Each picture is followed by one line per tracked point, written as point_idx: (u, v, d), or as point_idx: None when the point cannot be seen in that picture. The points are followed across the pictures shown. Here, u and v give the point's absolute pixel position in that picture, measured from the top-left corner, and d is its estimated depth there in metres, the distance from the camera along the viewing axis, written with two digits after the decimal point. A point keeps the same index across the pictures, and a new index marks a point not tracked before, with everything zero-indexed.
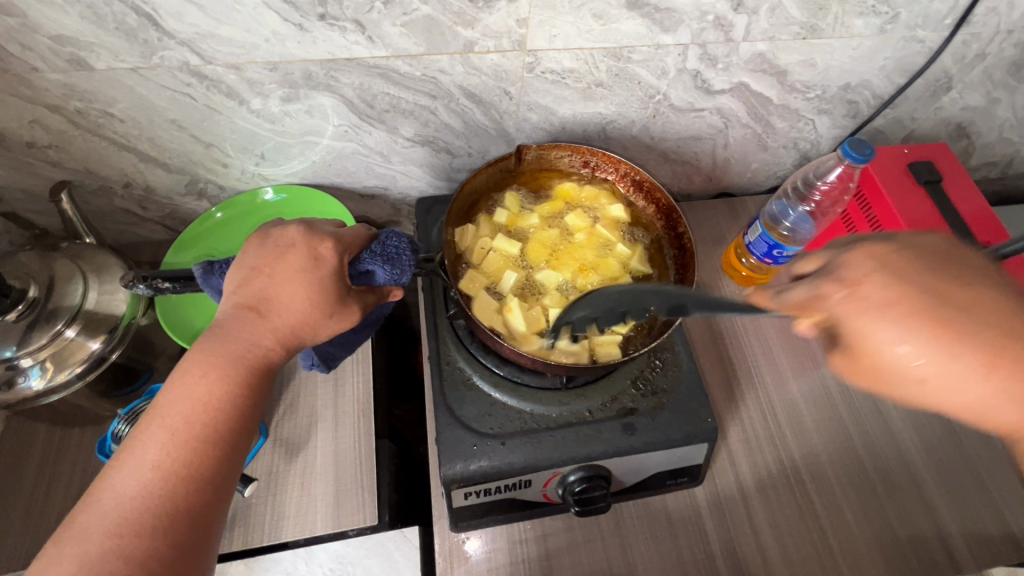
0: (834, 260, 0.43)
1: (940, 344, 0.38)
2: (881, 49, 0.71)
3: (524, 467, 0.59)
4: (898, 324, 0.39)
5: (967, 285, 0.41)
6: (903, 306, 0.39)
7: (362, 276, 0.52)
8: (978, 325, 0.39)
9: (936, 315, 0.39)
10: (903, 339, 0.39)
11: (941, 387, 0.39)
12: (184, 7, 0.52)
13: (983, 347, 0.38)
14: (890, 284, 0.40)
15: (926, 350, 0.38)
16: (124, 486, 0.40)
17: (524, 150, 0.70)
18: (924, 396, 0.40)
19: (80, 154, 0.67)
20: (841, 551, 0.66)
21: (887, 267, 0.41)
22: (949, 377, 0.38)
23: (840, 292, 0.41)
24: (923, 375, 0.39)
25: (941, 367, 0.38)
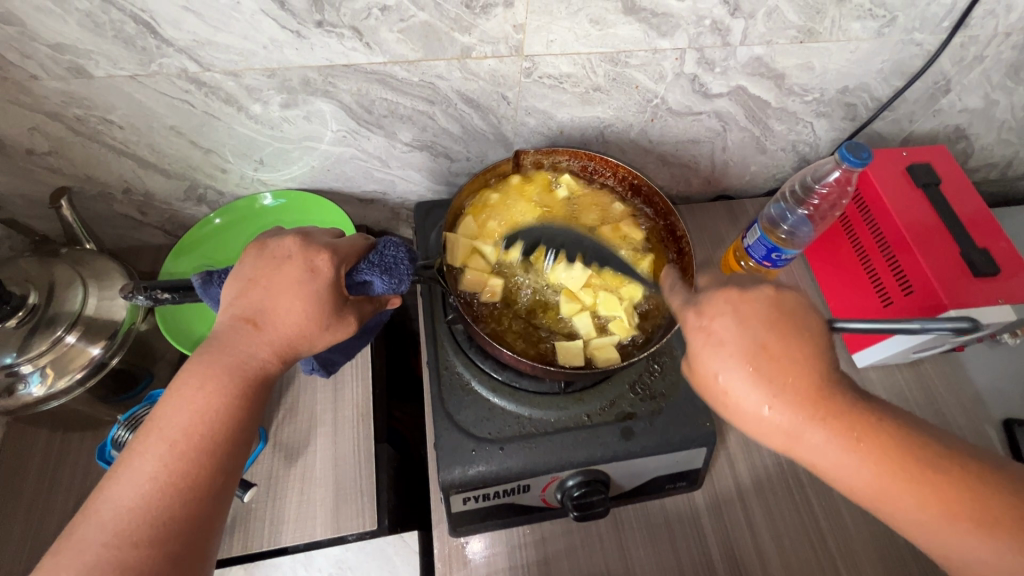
0: (702, 296, 0.49)
1: (758, 383, 0.44)
2: (879, 52, 0.71)
3: (522, 472, 0.59)
4: (727, 360, 0.45)
5: (799, 334, 0.45)
6: (735, 348, 0.45)
7: (359, 287, 0.52)
8: (792, 368, 0.44)
9: (763, 355, 0.44)
10: (726, 370, 0.45)
11: (756, 417, 0.45)
12: (181, 15, 0.53)
13: (792, 388, 0.44)
14: (731, 326, 0.45)
15: (748, 386, 0.44)
16: (123, 497, 0.41)
17: (521, 154, 0.71)
18: (747, 423, 0.46)
19: (80, 160, 0.67)
20: (840, 555, 0.66)
21: (739, 313, 0.46)
22: (753, 409, 0.45)
23: (693, 327, 0.47)
24: (746, 405, 0.45)
25: (769, 405, 0.44)
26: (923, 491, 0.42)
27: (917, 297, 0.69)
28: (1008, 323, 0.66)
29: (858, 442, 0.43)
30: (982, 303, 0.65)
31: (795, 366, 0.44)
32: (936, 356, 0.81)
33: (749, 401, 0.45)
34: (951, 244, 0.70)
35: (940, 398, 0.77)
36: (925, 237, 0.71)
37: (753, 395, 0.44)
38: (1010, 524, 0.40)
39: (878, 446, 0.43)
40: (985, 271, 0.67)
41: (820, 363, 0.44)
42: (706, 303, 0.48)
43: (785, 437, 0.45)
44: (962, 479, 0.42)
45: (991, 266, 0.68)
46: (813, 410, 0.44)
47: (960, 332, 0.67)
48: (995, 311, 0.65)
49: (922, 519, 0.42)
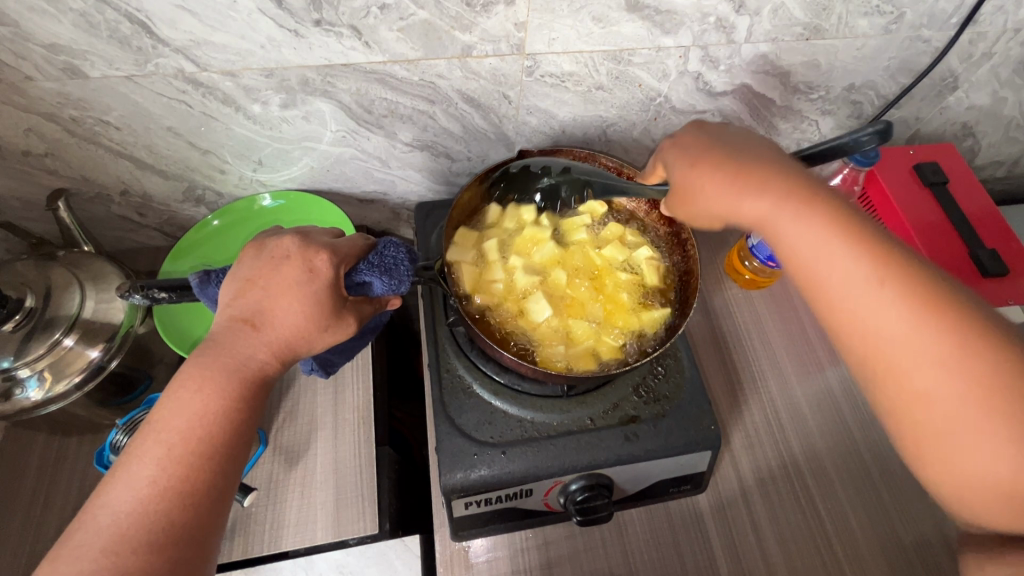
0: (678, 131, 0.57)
1: (703, 170, 0.51)
2: (886, 49, 0.70)
3: (525, 476, 0.58)
4: (694, 159, 0.52)
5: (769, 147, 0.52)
6: (697, 150, 0.53)
7: (358, 288, 0.51)
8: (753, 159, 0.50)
9: (721, 153, 0.51)
10: (696, 172, 0.51)
11: (707, 200, 0.51)
12: (177, 14, 0.52)
13: (753, 175, 0.48)
14: (694, 139, 0.54)
15: (709, 176, 0.50)
16: (121, 503, 0.40)
17: (527, 155, 0.69)
18: (702, 216, 0.52)
19: (77, 162, 0.67)
20: (846, 558, 0.65)
21: (706, 129, 0.55)
22: (717, 184, 0.50)
23: (668, 144, 0.56)
24: (693, 191, 0.51)
25: (718, 190, 0.50)
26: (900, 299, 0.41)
27: None
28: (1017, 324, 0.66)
29: (831, 230, 0.45)
30: None
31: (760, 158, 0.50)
32: None
33: (711, 177, 0.50)
34: (959, 245, 0.69)
35: None
36: (934, 239, 0.70)
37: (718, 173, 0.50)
38: (953, 322, 0.40)
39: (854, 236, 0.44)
40: (994, 273, 0.67)
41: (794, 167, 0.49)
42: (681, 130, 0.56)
43: (751, 212, 0.48)
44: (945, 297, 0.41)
45: (1000, 267, 0.67)
46: (770, 192, 0.47)
47: None
48: None
49: (867, 287, 0.42)
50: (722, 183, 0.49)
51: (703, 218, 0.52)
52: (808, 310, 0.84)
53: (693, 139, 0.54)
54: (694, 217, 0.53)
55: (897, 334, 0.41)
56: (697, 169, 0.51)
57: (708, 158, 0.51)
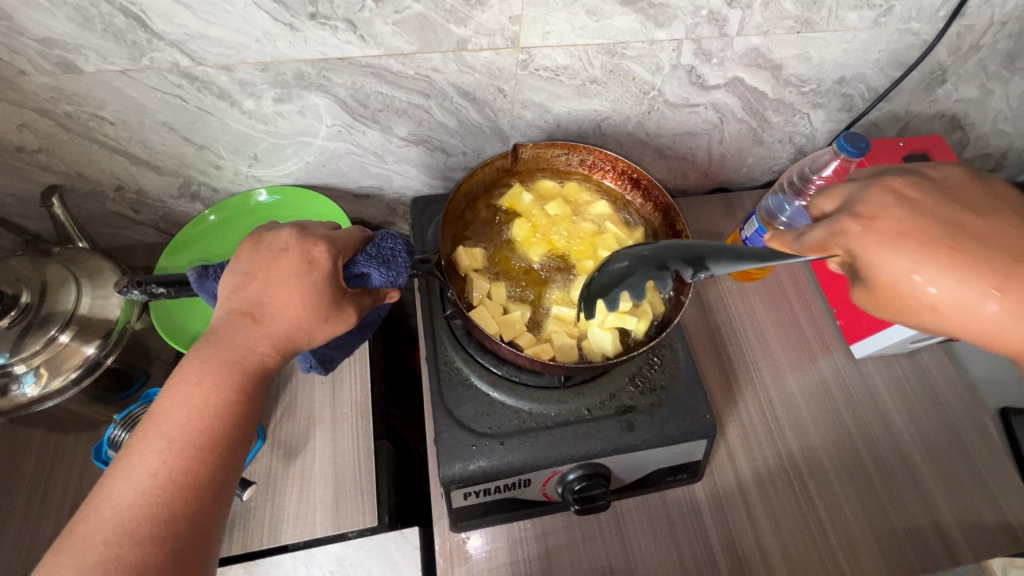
0: (851, 200, 0.49)
1: (932, 262, 0.43)
2: (875, 42, 0.71)
3: (523, 467, 0.59)
4: (914, 254, 0.44)
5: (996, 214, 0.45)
6: (918, 235, 0.44)
7: (357, 279, 0.51)
8: (990, 250, 0.43)
9: (953, 240, 0.44)
10: (918, 268, 0.43)
11: (929, 302, 0.44)
12: (172, 8, 0.52)
13: (1004, 276, 0.42)
14: (907, 216, 0.45)
15: (938, 275, 0.43)
16: (122, 495, 0.40)
17: (520, 148, 0.70)
18: (909, 310, 0.45)
19: (71, 158, 0.67)
20: (840, 545, 0.66)
21: (904, 201, 0.47)
22: (967, 299, 0.43)
23: (855, 228, 0.46)
24: (914, 289, 0.44)
25: (951, 292, 0.43)
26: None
27: None
28: None
29: None
30: None
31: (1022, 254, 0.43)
32: (934, 347, 0.81)
33: (945, 282, 0.43)
34: None
35: (937, 387, 0.78)
36: None
37: (950, 288, 0.43)
38: None
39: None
40: None
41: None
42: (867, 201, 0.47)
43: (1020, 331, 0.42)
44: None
45: None
46: (1014, 287, 0.42)
47: None
48: None
49: None
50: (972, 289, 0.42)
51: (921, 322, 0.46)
52: (801, 301, 0.85)
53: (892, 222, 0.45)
54: (899, 311, 0.46)
55: None
56: (919, 276, 0.44)
57: (938, 255, 0.43)
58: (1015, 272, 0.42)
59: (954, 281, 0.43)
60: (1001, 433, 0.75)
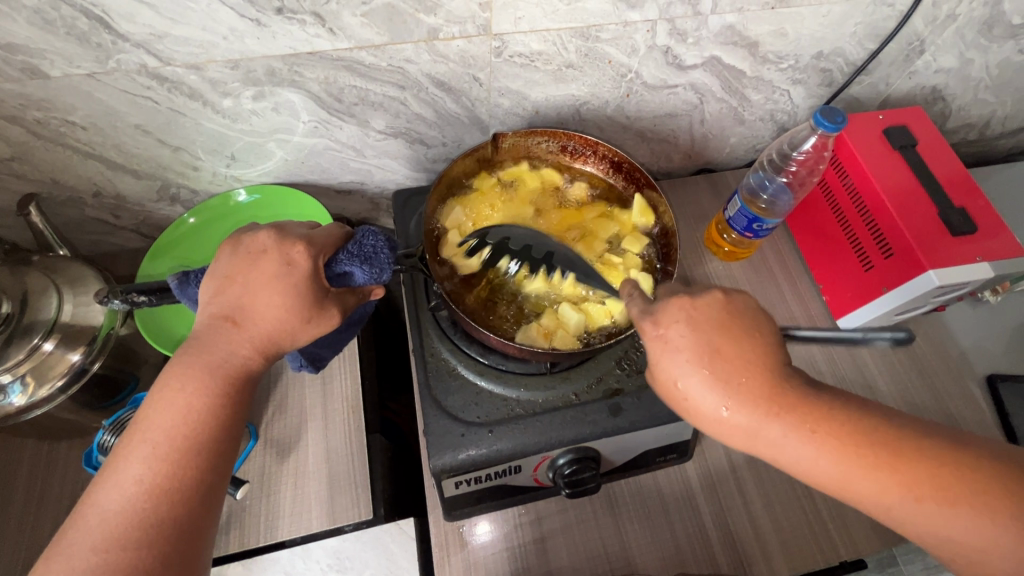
0: (659, 303, 0.48)
1: (726, 387, 0.44)
2: (851, 15, 0.71)
3: (512, 454, 0.59)
4: (686, 364, 0.45)
5: (736, 337, 0.45)
6: (684, 340, 0.45)
7: (340, 278, 0.52)
8: (730, 365, 0.44)
9: (707, 356, 0.44)
10: (692, 378, 0.44)
11: (716, 422, 0.45)
12: (135, 8, 0.51)
13: (743, 392, 0.44)
14: (693, 330, 0.45)
15: (717, 388, 0.44)
16: (109, 502, 0.41)
17: (500, 137, 0.70)
18: (710, 430, 0.46)
19: (46, 165, 0.66)
20: (830, 517, 0.67)
21: (693, 322, 0.46)
22: (711, 409, 0.44)
23: (650, 330, 0.47)
24: (706, 408, 0.45)
25: (742, 414, 0.44)
26: (872, 457, 0.41)
27: (899, 261, 0.69)
28: (986, 280, 0.67)
29: (843, 443, 0.42)
30: (960, 263, 0.66)
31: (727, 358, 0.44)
32: (919, 319, 0.82)
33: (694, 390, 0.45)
34: (929, 206, 0.70)
35: (924, 356, 0.79)
36: (905, 201, 0.71)
37: (702, 380, 0.44)
38: (983, 503, 0.39)
39: (755, 407, 0.43)
40: (961, 231, 0.68)
41: (757, 362, 0.44)
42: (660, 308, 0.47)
43: (783, 439, 0.43)
44: (868, 464, 0.41)
45: (967, 226, 0.68)
46: (755, 395, 0.44)
47: (941, 292, 0.68)
48: (972, 270, 0.66)
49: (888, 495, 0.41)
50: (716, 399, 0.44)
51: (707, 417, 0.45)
52: (789, 281, 0.84)
53: (667, 328, 0.46)
54: (674, 409, 0.47)
55: (896, 515, 0.41)
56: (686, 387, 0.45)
57: (688, 359, 0.45)
58: (776, 396, 0.44)
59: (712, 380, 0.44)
60: (987, 399, 0.76)
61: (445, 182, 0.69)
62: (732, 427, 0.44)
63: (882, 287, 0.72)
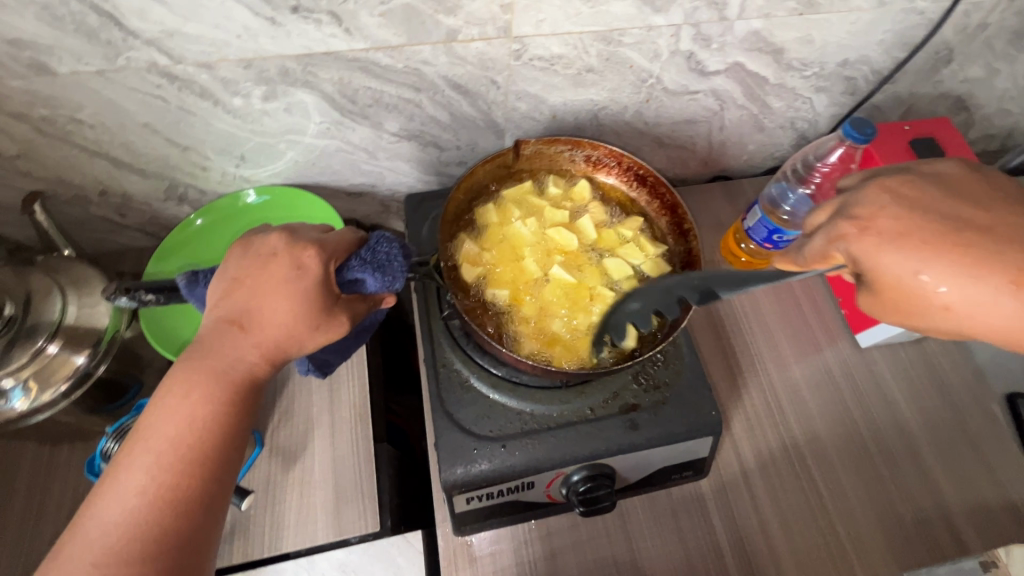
0: (846, 202, 0.49)
1: (997, 262, 0.42)
2: (880, 23, 0.69)
3: (526, 470, 0.58)
4: (919, 253, 0.44)
5: (965, 202, 0.46)
6: (919, 233, 0.45)
7: (350, 285, 0.50)
8: (966, 248, 0.43)
9: (945, 232, 0.44)
10: (928, 268, 0.44)
11: (1010, 314, 0.42)
12: (147, 4, 0.49)
13: (1008, 267, 0.42)
14: (905, 213, 0.46)
15: (947, 273, 0.43)
16: (110, 513, 0.40)
17: (522, 145, 0.68)
18: (977, 322, 0.44)
19: (51, 163, 0.65)
20: (848, 537, 0.66)
21: (900, 203, 0.47)
22: (985, 300, 0.42)
23: (854, 230, 0.47)
24: (970, 301, 0.43)
25: (963, 292, 0.43)
26: None
27: None
28: None
29: None
30: None
31: (1009, 237, 0.43)
32: None
33: (970, 291, 0.43)
34: None
35: (942, 371, 0.77)
36: None
37: (959, 280, 0.43)
38: None
39: (1003, 278, 0.42)
40: None
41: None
42: (858, 202, 0.48)
43: (1001, 316, 0.42)
44: None
45: None
46: None
47: None
48: None
49: None
50: (992, 289, 0.42)
51: (975, 314, 0.43)
52: (813, 307, 0.82)
53: (874, 225, 0.46)
54: (915, 313, 0.46)
55: None
56: (942, 289, 0.43)
57: (947, 250, 0.44)
58: (1023, 263, 0.42)
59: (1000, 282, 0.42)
60: (1007, 417, 0.74)
61: (464, 190, 0.67)
62: (997, 314, 0.43)
63: None
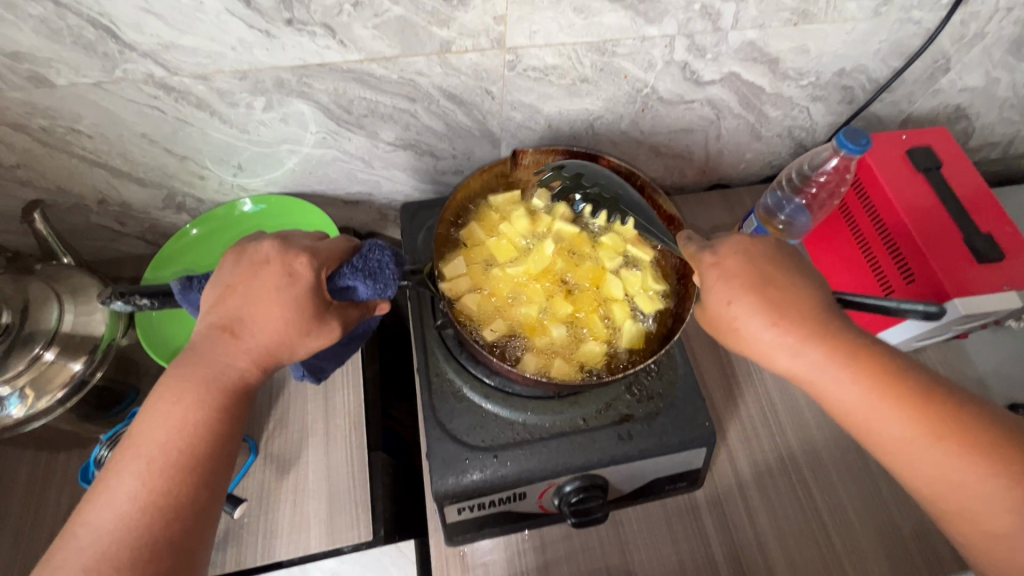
0: (717, 240, 0.56)
1: (775, 313, 0.51)
2: (876, 32, 0.69)
3: (517, 480, 0.58)
4: (736, 288, 0.52)
5: (791, 269, 0.53)
6: (740, 273, 0.52)
7: (342, 292, 0.50)
8: (771, 293, 0.51)
9: (756, 280, 0.52)
10: (737, 301, 0.52)
11: (765, 346, 0.51)
12: (143, 18, 0.50)
13: (784, 314, 0.50)
14: (744, 262, 0.53)
15: (747, 305, 0.51)
16: (101, 520, 0.40)
17: (521, 154, 0.67)
18: (752, 351, 0.52)
19: (51, 173, 0.65)
20: (844, 550, 0.65)
21: (747, 254, 0.54)
22: (755, 332, 0.51)
23: (709, 259, 0.54)
24: (747, 328, 0.51)
25: (750, 320, 0.51)
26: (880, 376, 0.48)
27: (922, 288, 0.67)
28: (1012, 310, 0.64)
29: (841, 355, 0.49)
30: (985, 292, 0.64)
31: (795, 294, 0.51)
32: (941, 344, 0.79)
33: (749, 323, 0.51)
34: (953, 231, 0.68)
35: None
36: (929, 225, 0.68)
37: (755, 313, 0.51)
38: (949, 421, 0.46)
39: (779, 322, 0.50)
40: (988, 257, 0.65)
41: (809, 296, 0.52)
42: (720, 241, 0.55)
43: (776, 353, 0.50)
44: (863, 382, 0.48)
45: (994, 253, 0.65)
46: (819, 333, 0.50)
47: (965, 321, 0.65)
48: (1000, 300, 0.63)
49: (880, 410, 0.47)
50: (765, 329, 0.51)
51: (756, 346, 0.51)
52: None
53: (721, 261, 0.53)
54: (720, 331, 0.54)
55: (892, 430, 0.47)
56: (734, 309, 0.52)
57: (748, 292, 0.51)
58: (799, 316, 0.50)
59: (777, 323, 0.50)
60: None
61: (459, 200, 0.67)
62: (773, 350, 0.51)
63: (902, 314, 0.69)
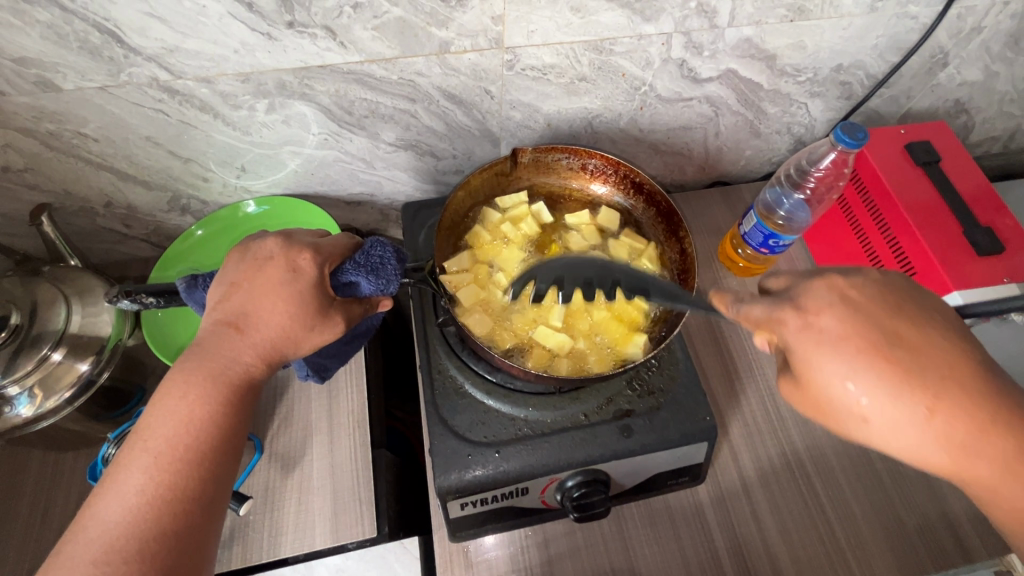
0: (798, 289, 0.44)
1: (917, 396, 0.39)
2: (873, 27, 0.69)
3: (520, 475, 0.58)
4: (842, 357, 0.40)
5: (911, 322, 0.41)
6: (856, 342, 0.40)
7: (346, 288, 0.51)
8: (903, 370, 0.39)
9: (875, 347, 0.40)
10: (853, 376, 0.40)
11: (900, 437, 0.40)
12: (147, 22, 0.51)
13: (928, 395, 0.39)
14: (850, 320, 0.41)
15: (873, 385, 0.39)
16: (109, 513, 0.40)
17: (520, 152, 0.68)
18: (873, 438, 0.41)
19: (58, 176, 0.66)
20: (848, 545, 0.65)
21: (846, 304, 0.42)
22: (892, 423, 0.39)
23: (795, 320, 0.42)
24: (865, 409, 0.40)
25: (881, 406, 0.39)
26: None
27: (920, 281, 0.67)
28: (1013, 302, 0.64)
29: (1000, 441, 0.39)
30: (985, 284, 0.64)
31: (932, 364, 0.40)
32: None
33: (881, 414, 0.39)
34: (952, 224, 0.68)
35: None
36: (927, 218, 0.68)
37: (885, 399, 0.39)
38: None
39: (921, 409, 0.39)
40: (987, 250, 0.65)
41: (947, 363, 0.40)
42: (806, 294, 0.43)
43: (910, 444, 0.40)
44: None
45: (993, 245, 0.66)
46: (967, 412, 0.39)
47: None
48: (1000, 292, 0.63)
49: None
50: (908, 419, 0.39)
51: (888, 437, 0.40)
52: None
53: (820, 326, 0.41)
54: (829, 416, 0.42)
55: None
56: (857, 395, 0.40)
57: (876, 373, 0.39)
58: (943, 390, 0.39)
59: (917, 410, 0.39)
60: None
61: (463, 196, 0.69)
62: (908, 442, 0.40)
63: None
